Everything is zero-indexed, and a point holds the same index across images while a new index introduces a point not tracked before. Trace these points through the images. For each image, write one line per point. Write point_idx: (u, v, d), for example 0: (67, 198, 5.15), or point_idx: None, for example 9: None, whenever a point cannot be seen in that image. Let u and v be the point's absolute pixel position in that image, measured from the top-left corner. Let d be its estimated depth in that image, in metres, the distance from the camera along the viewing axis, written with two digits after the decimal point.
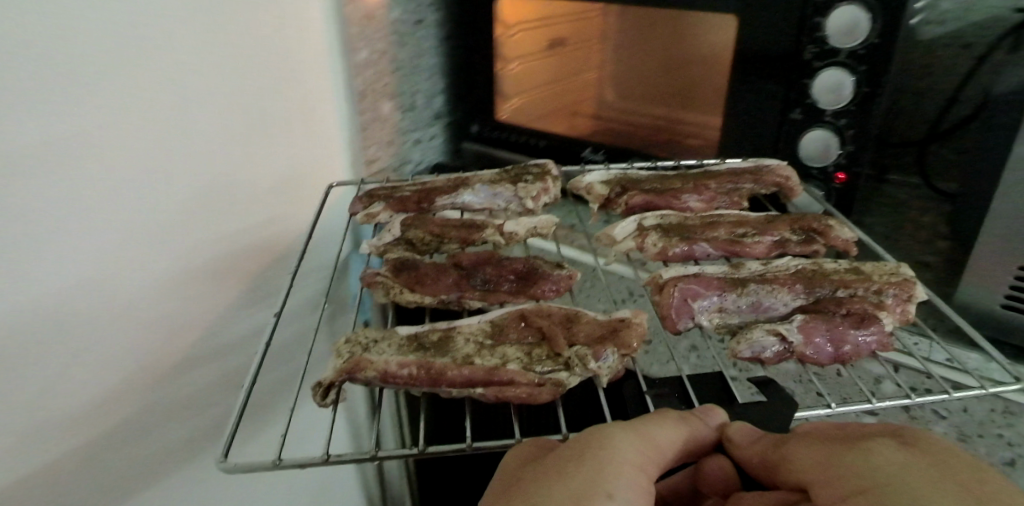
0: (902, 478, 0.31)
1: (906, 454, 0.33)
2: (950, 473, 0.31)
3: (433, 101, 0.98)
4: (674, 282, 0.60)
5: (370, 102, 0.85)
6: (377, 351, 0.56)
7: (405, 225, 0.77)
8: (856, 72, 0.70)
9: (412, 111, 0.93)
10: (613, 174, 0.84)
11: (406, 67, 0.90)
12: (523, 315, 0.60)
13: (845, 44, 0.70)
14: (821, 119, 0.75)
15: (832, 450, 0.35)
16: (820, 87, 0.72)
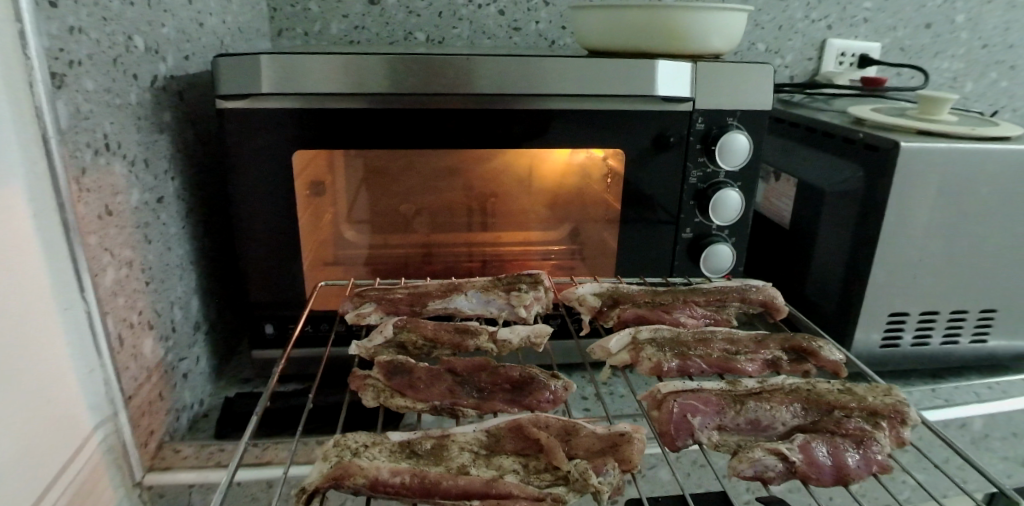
0: None
1: None
2: None
3: (194, 306, 0.79)
4: (672, 396, 0.60)
5: (131, 352, 0.63)
6: (367, 456, 0.54)
7: (397, 327, 0.76)
8: (734, 188, 0.83)
9: (175, 337, 0.73)
10: (605, 286, 0.85)
11: (157, 273, 0.70)
12: (520, 426, 0.57)
13: (722, 164, 0.81)
14: (710, 233, 0.86)
15: None
16: (708, 205, 0.83)
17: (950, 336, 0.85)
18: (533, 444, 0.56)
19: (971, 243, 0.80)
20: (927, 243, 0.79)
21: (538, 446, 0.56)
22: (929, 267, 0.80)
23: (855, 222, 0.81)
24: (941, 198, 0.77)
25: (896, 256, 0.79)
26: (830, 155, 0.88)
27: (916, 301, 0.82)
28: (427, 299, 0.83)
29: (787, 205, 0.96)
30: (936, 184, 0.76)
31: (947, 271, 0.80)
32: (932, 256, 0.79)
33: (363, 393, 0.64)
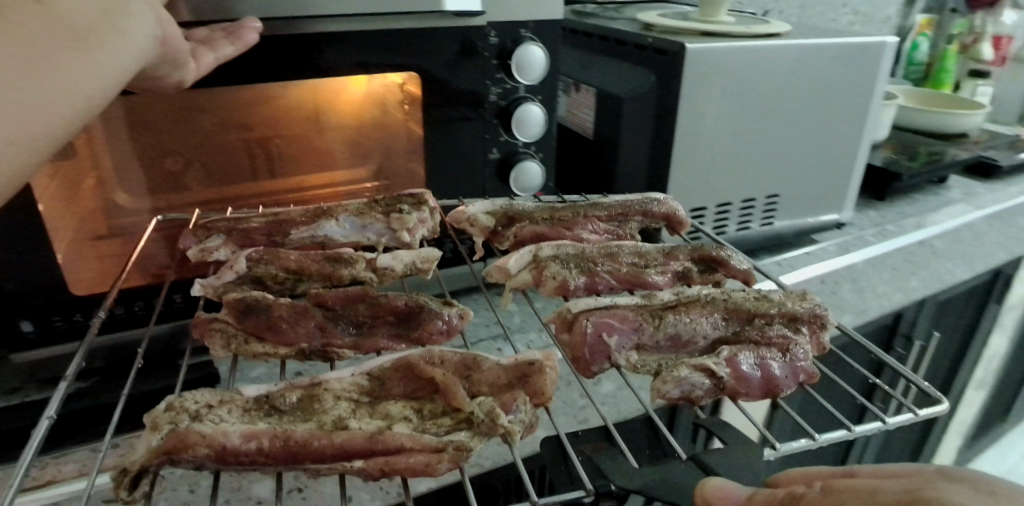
0: None
1: None
2: None
3: None
4: (584, 315, 0.52)
5: None
6: (210, 418, 0.41)
7: (252, 259, 0.62)
8: (537, 102, 0.70)
9: None
10: (499, 203, 0.74)
11: None
12: (409, 364, 0.47)
13: (520, 80, 0.67)
14: (516, 150, 0.73)
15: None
16: (511, 122, 0.69)
17: (744, 223, 0.85)
18: (427, 385, 0.46)
19: (762, 140, 0.80)
20: (715, 141, 0.77)
21: (434, 386, 0.46)
22: (712, 162, 0.78)
23: (651, 129, 0.77)
24: (728, 95, 0.75)
25: (689, 159, 0.76)
26: (624, 63, 0.81)
27: (711, 195, 0.81)
28: (288, 225, 0.69)
29: (587, 116, 0.86)
30: (717, 78, 0.73)
31: (733, 159, 0.79)
32: (717, 154, 0.78)
33: (205, 340, 0.50)
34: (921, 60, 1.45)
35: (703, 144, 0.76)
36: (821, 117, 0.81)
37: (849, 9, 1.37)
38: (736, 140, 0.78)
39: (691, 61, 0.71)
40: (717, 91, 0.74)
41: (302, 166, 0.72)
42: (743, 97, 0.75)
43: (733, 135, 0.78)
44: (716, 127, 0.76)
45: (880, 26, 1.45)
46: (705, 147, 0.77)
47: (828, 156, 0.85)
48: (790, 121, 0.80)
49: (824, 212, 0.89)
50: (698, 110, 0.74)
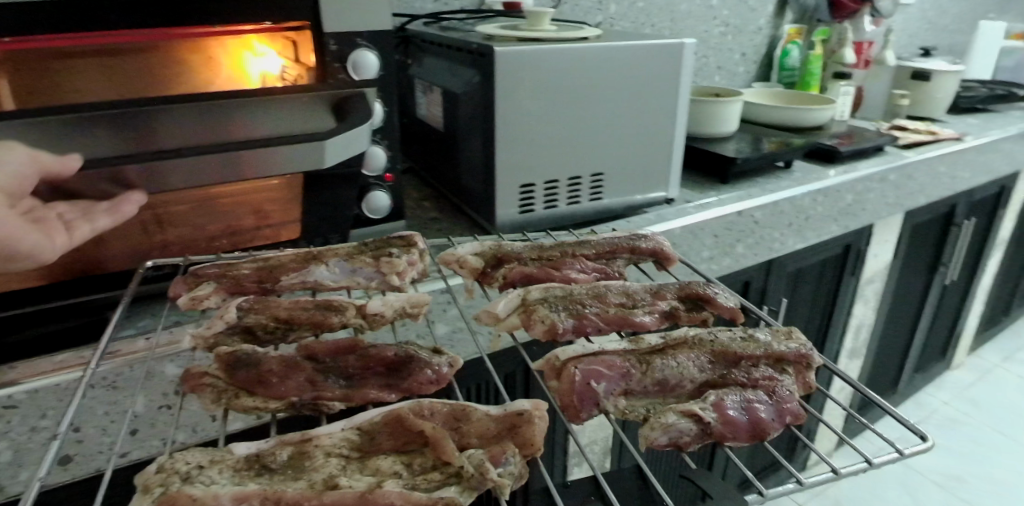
0: None
1: None
2: None
3: None
4: (572, 362, 0.53)
5: None
6: (199, 480, 0.41)
7: (242, 309, 0.62)
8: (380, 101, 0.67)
9: None
10: (487, 244, 0.76)
11: None
12: (399, 418, 0.47)
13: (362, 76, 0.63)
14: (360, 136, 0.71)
15: None
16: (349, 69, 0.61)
17: (574, 198, 0.84)
18: (417, 438, 0.46)
19: (584, 127, 0.80)
20: (537, 132, 0.77)
21: (423, 439, 0.46)
22: (536, 147, 0.78)
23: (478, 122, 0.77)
24: (541, 87, 0.75)
25: (514, 149, 0.76)
26: (459, 62, 0.81)
27: (541, 175, 0.80)
28: (278, 272, 0.69)
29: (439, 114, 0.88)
30: (529, 70, 0.73)
31: (558, 142, 0.79)
32: (540, 140, 0.78)
33: (194, 396, 0.50)
34: (794, 66, 1.50)
35: (523, 129, 0.76)
36: (638, 107, 0.82)
37: (720, 20, 1.40)
38: (553, 125, 0.78)
39: (502, 61, 0.72)
40: (533, 80, 0.74)
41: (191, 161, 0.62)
42: (556, 86, 0.76)
43: (554, 122, 0.77)
44: (534, 115, 0.76)
45: (755, 36, 1.48)
46: (526, 133, 0.76)
47: (650, 140, 0.85)
48: (611, 110, 0.81)
49: (653, 189, 0.89)
50: (514, 99, 0.74)
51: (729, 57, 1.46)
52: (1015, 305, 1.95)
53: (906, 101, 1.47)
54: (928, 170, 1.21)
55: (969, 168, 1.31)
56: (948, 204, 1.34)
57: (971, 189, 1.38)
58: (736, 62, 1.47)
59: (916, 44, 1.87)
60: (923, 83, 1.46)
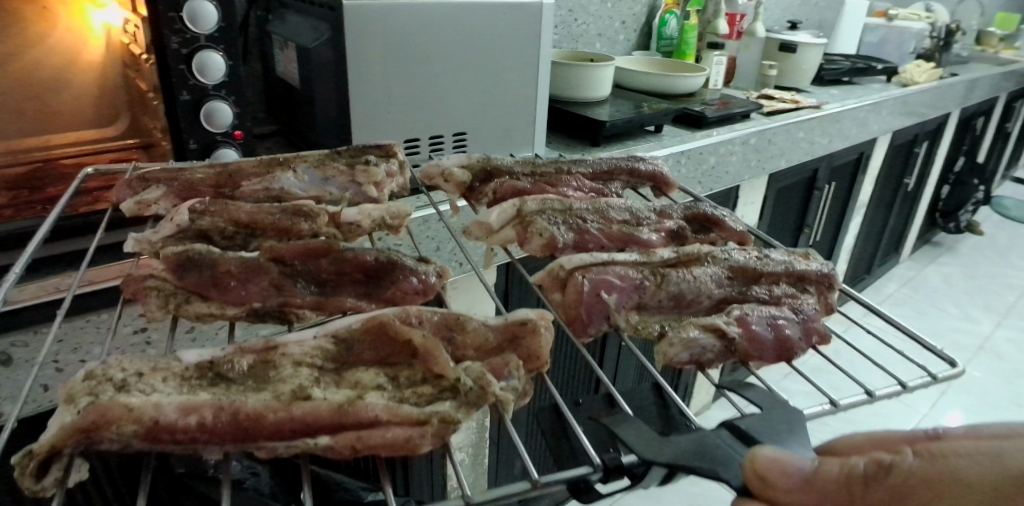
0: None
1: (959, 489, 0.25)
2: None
3: None
4: (578, 273, 0.46)
5: None
6: (138, 393, 0.33)
7: (196, 212, 0.53)
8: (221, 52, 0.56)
9: None
10: (474, 157, 0.68)
11: None
12: (382, 324, 0.40)
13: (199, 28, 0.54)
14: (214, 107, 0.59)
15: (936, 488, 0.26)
16: (191, 68, 0.55)
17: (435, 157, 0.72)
18: (403, 349, 0.40)
19: (450, 87, 0.69)
20: (397, 93, 0.66)
21: (411, 351, 0.39)
22: (395, 107, 0.67)
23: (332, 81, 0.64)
24: (400, 43, 0.64)
25: (372, 108, 0.65)
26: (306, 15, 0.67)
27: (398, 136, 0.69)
28: (239, 177, 0.60)
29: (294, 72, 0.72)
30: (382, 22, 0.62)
31: (416, 105, 0.68)
32: (399, 102, 0.67)
33: (135, 306, 0.41)
34: (673, 35, 1.28)
35: (384, 87, 0.65)
36: (510, 67, 0.72)
37: None
38: (414, 86, 0.67)
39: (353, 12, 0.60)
40: (389, 35, 0.63)
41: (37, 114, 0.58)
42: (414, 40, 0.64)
43: (413, 84, 0.66)
44: (396, 73, 0.65)
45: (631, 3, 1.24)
46: (385, 92, 0.65)
47: (523, 103, 0.75)
48: (484, 65, 0.70)
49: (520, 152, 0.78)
50: (369, 53, 0.62)
51: (610, 24, 1.22)
52: (878, 264, 1.82)
53: (774, 72, 1.32)
54: (788, 137, 1.11)
55: (837, 136, 1.25)
56: (811, 169, 1.27)
57: (830, 153, 1.29)
58: (616, 31, 1.23)
59: (787, 18, 1.66)
60: (789, 55, 1.33)
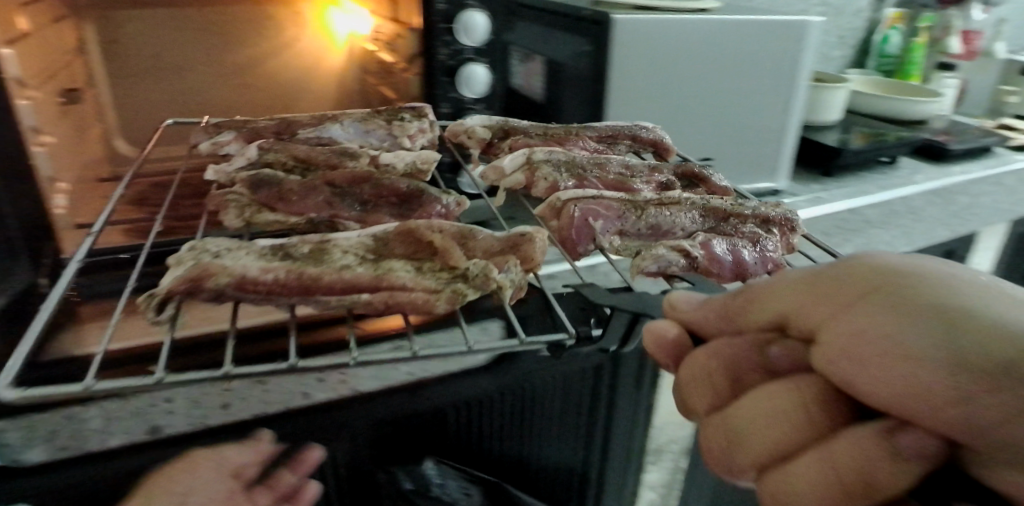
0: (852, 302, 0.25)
1: (815, 286, 0.27)
2: (862, 295, 0.25)
3: None
4: (572, 203, 0.57)
5: None
6: (228, 258, 0.45)
7: (264, 149, 0.65)
8: (483, 63, 0.72)
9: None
10: (495, 119, 0.78)
11: None
12: (412, 229, 0.51)
13: (467, 43, 0.70)
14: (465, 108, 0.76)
15: (807, 286, 0.27)
16: (456, 82, 0.72)
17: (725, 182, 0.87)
18: (425, 248, 0.50)
19: (707, 107, 0.82)
20: (683, 106, 0.81)
21: (432, 250, 0.50)
22: (666, 118, 0.82)
23: (607, 92, 0.79)
24: (668, 68, 0.78)
25: (631, 114, 0.80)
26: (567, 33, 0.81)
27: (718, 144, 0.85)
28: (296, 126, 0.72)
29: (539, 85, 0.88)
30: (660, 46, 0.76)
31: (682, 122, 0.83)
32: (672, 115, 0.82)
33: (219, 211, 0.53)
34: (894, 53, 1.29)
35: (642, 98, 0.79)
36: (768, 93, 0.84)
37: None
38: (686, 105, 0.81)
39: (623, 29, 0.73)
40: (645, 55, 0.76)
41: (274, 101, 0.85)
42: (662, 63, 0.77)
43: (671, 103, 0.81)
44: (661, 91, 0.79)
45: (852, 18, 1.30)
46: (649, 104, 0.80)
47: (772, 128, 0.87)
48: (750, 86, 0.82)
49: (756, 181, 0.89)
50: (634, 72, 0.76)
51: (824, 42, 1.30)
52: None
53: (1015, 99, 1.29)
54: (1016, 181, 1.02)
55: None
56: None
57: None
58: (832, 45, 1.31)
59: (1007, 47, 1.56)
60: None
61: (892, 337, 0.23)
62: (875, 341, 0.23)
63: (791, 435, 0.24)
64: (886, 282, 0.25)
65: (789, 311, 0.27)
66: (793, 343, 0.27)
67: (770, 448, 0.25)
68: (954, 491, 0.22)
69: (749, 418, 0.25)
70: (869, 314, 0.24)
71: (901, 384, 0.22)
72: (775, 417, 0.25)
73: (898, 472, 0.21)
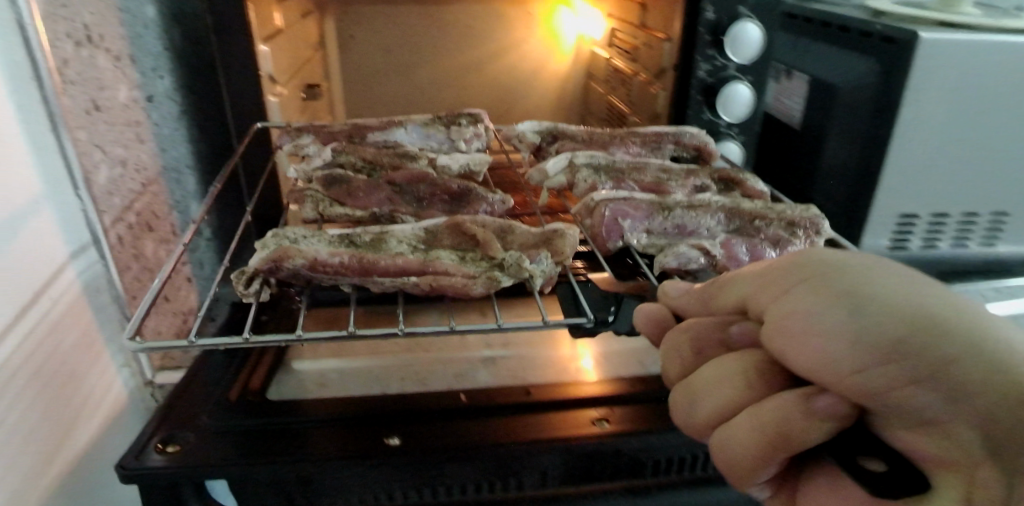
0: (800, 286, 0.29)
1: (776, 272, 0.30)
2: (810, 281, 0.28)
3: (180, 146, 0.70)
4: (604, 203, 0.62)
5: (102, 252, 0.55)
6: (304, 244, 0.53)
7: (338, 151, 0.75)
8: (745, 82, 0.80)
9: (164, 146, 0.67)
10: (547, 125, 0.86)
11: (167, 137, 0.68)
12: (457, 224, 0.58)
13: (734, 58, 0.77)
14: (717, 130, 0.84)
15: (769, 272, 0.31)
16: (723, 101, 0.80)
17: (989, 241, 0.72)
18: (469, 240, 0.58)
19: (1010, 151, 0.67)
20: (972, 155, 0.67)
21: (474, 241, 0.57)
22: (954, 159, 0.67)
23: (868, 122, 0.69)
24: (963, 98, 0.64)
25: (935, 164, 0.67)
26: (854, 52, 0.72)
27: (996, 196, 0.69)
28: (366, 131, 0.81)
29: (797, 105, 0.85)
30: (964, 71, 0.63)
31: (975, 168, 0.67)
32: (966, 159, 0.67)
33: (299, 203, 0.63)
34: None
35: (930, 137, 0.66)
36: None
37: None
38: (978, 146, 0.66)
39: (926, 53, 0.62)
40: (938, 84, 0.63)
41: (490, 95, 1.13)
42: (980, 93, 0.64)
43: (966, 142, 0.66)
44: (957, 127, 0.65)
45: None
46: (934, 141, 0.66)
47: None
48: None
49: None
50: (918, 107, 0.64)
51: None
52: None
53: None
54: None
55: None
56: None
57: None
58: None
59: None
60: None
61: (817, 315, 0.27)
62: (804, 318, 0.27)
63: (738, 395, 0.29)
64: (830, 271, 0.28)
65: (749, 293, 0.32)
66: (750, 323, 0.31)
67: (718, 403, 0.30)
68: (860, 447, 0.26)
69: (709, 377, 0.30)
70: (807, 294, 0.28)
71: (820, 357, 0.26)
72: (726, 380, 0.30)
73: (815, 429, 0.26)
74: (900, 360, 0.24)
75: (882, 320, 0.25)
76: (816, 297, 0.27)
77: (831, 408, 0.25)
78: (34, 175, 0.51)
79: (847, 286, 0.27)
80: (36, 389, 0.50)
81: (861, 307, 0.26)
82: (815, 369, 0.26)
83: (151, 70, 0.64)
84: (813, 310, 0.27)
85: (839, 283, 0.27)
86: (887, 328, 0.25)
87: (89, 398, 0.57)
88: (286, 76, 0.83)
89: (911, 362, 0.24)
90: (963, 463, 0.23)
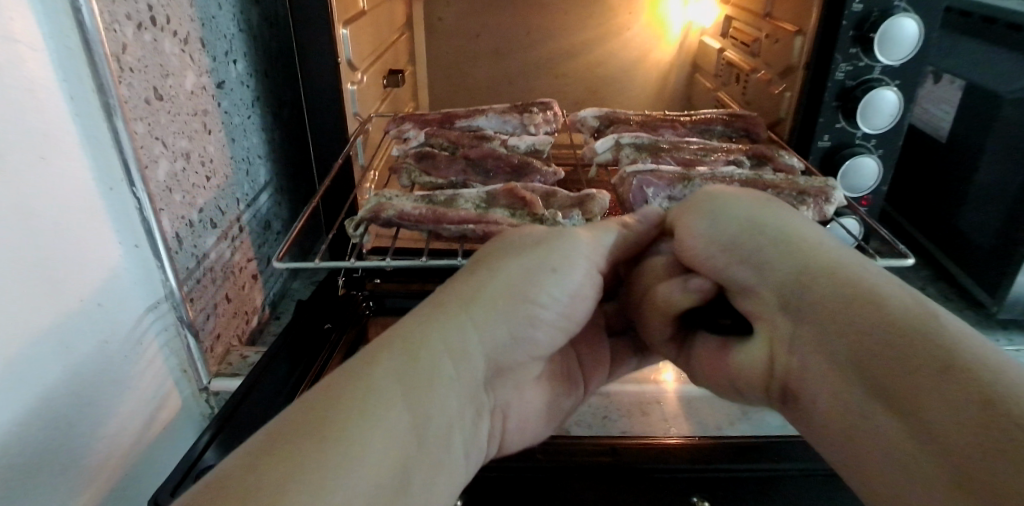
0: (698, 206, 0.42)
1: (689, 201, 0.43)
2: (702, 204, 0.41)
3: (252, 137, 0.82)
4: (633, 175, 0.76)
5: (192, 244, 0.65)
6: (396, 201, 0.72)
7: (429, 134, 0.93)
8: (893, 87, 0.76)
9: (234, 137, 0.77)
10: (605, 111, 0.99)
11: (236, 126, 0.78)
12: (512, 189, 0.74)
13: (882, 58, 0.74)
14: (852, 141, 0.80)
15: (685, 202, 0.44)
16: (868, 107, 0.76)
17: None
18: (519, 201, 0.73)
19: None
20: None
21: (524, 202, 0.73)
22: None
23: None
24: None
25: None
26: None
27: None
28: (455, 118, 0.99)
29: (949, 114, 0.90)
30: None
31: None
32: None
33: (398, 172, 0.82)
34: None
35: None
36: None
37: None
38: None
39: None
40: None
41: (587, 79, 1.24)
42: None
43: None
44: None
45: None
46: None
47: None
48: None
49: None
50: None
51: None
52: None
53: None
54: None
55: None
56: None
57: None
58: None
59: None
60: None
61: (696, 228, 0.40)
62: (693, 224, 0.41)
63: (649, 286, 0.44)
64: (718, 197, 0.41)
65: (672, 216, 0.45)
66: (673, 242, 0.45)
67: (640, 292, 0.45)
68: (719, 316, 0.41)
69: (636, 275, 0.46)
70: (696, 213, 0.41)
71: (695, 254, 0.40)
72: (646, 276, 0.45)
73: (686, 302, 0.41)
74: (738, 254, 0.38)
75: (734, 230, 0.38)
76: (704, 214, 0.40)
77: (699, 288, 0.41)
78: (86, 175, 0.51)
79: (726, 206, 0.40)
80: (118, 380, 0.55)
81: (726, 220, 0.39)
82: (693, 262, 0.41)
83: (224, 56, 0.75)
84: (700, 222, 0.40)
85: (721, 205, 0.40)
86: (737, 234, 0.38)
87: (136, 402, 0.57)
88: (366, 62, 0.97)
89: (744, 253, 0.37)
90: (766, 321, 0.37)
